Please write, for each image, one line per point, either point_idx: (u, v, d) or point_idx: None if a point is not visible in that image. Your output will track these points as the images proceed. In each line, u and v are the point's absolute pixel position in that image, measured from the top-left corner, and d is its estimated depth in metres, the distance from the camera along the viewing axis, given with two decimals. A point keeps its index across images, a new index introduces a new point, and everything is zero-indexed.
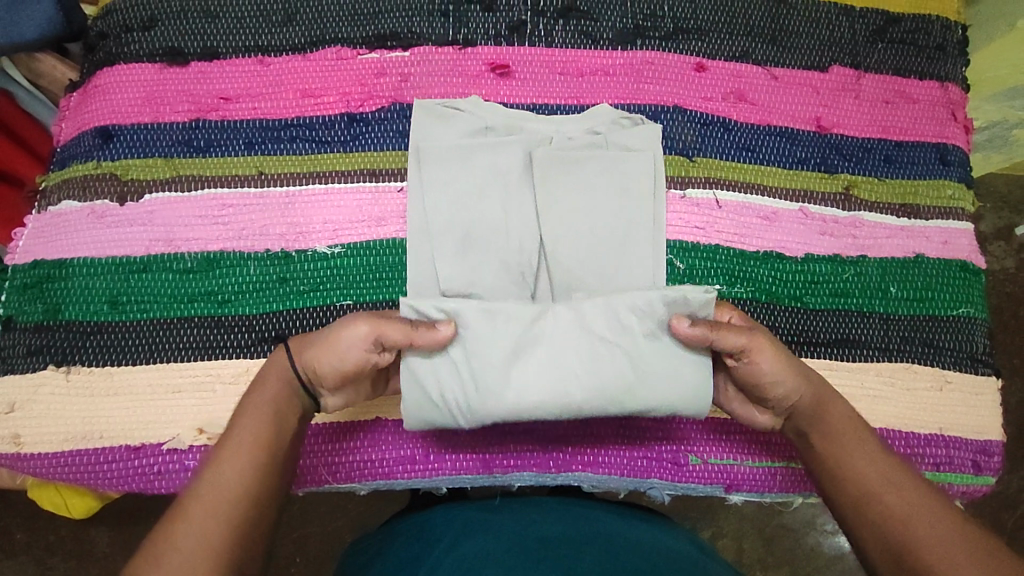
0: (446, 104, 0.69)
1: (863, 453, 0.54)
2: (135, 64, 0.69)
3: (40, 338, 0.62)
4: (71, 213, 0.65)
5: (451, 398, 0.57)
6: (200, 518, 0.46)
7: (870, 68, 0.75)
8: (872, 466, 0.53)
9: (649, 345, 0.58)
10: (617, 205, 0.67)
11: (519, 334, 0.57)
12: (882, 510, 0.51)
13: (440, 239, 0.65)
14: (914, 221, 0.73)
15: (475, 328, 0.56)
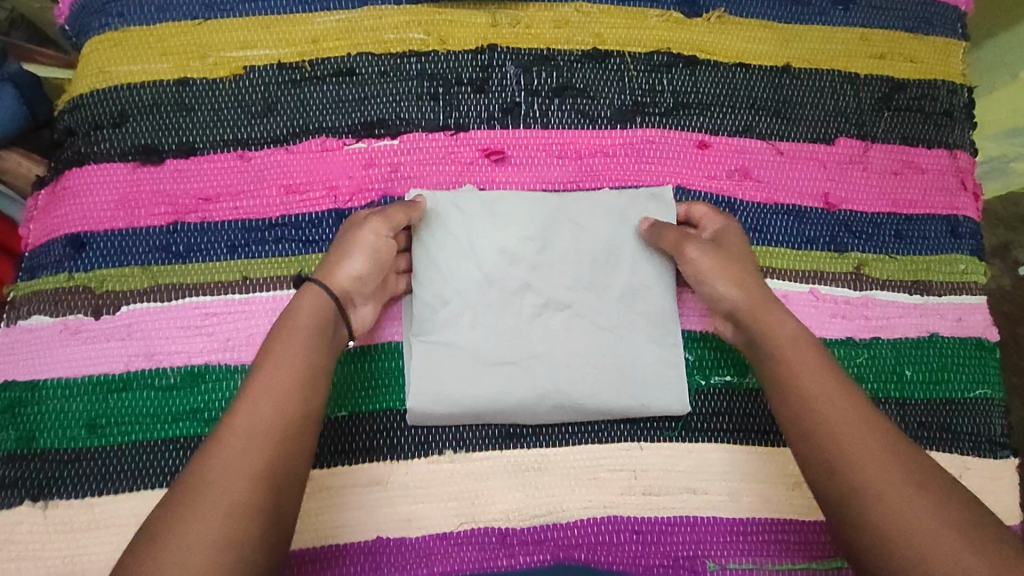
0: (443, 199, 0.65)
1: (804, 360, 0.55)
2: (107, 163, 0.65)
3: (14, 470, 0.58)
4: (43, 329, 0.61)
5: (450, 289, 0.64)
6: (227, 452, 0.47)
7: (877, 138, 0.73)
8: (814, 371, 0.54)
9: (620, 232, 0.67)
10: (614, 236, 0.66)
11: (504, 219, 0.66)
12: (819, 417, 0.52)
13: (440, 283, 0.64)
14: (927, 298, 0.70)
15: (467, 212, 0.65)
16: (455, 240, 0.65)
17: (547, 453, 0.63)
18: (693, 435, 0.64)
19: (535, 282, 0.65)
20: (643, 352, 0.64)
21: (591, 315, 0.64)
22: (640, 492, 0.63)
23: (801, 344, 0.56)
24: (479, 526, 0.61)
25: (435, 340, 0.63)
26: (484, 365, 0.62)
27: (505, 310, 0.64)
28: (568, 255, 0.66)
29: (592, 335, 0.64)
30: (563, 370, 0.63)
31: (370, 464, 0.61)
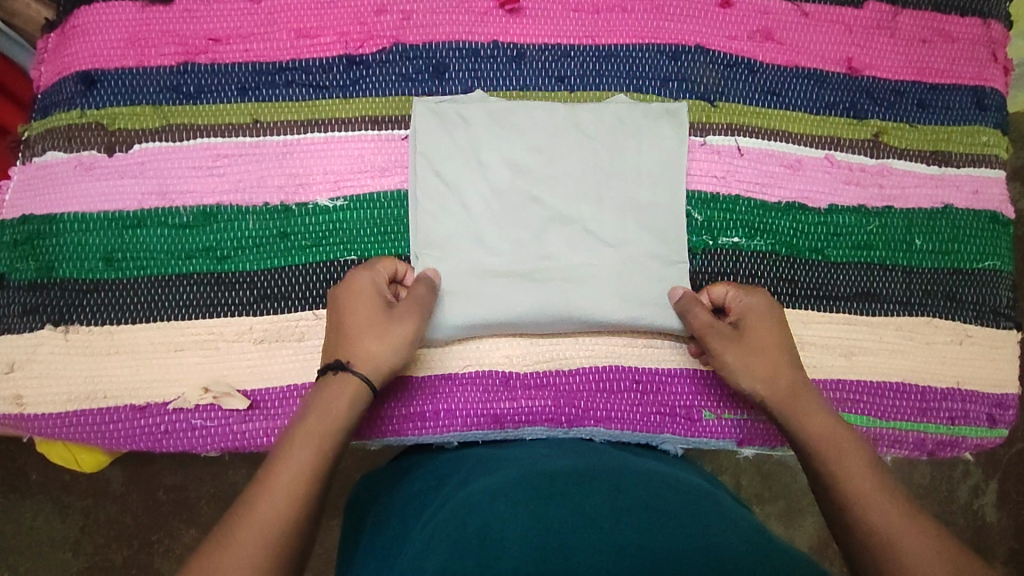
0: (446, 103, 0.64)
1: (809, 402, 0.56)
2: (116, 2, 0.64)
3: (36, 296, 0.60)
4: (58, 164, 0.62)
5: (452, 200, 0.62)
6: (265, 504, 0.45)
7: (908, 4, 0.70)
8: (822, 414, 0.55)
9: (627, 143, 0.64)
10: (621, 146, 0.64)
11: (508, 129, 0.63)
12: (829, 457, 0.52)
13: (442, 192, 0.62)
14: (945, 169, 0.69)
15: (471, 119, 0.63)
16: (459, 149, 0.63)
17: (553, 343, 0.63)
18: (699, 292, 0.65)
19: (542, 197, 0.63)
20: (644, 267, 0.63)
21: (595, 235, 0.63)
22: (642, 344, 0.64)
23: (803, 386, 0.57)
24: (484, 369, 0.63)
25: (437, 251, 0.61)
26: (489, 279, 0.61)
27: (507, 223, 0.62)
28: (577, 171, 0.64)
29: (596, 257, 0.63)
30: (565, 286, 0.62)
31: None
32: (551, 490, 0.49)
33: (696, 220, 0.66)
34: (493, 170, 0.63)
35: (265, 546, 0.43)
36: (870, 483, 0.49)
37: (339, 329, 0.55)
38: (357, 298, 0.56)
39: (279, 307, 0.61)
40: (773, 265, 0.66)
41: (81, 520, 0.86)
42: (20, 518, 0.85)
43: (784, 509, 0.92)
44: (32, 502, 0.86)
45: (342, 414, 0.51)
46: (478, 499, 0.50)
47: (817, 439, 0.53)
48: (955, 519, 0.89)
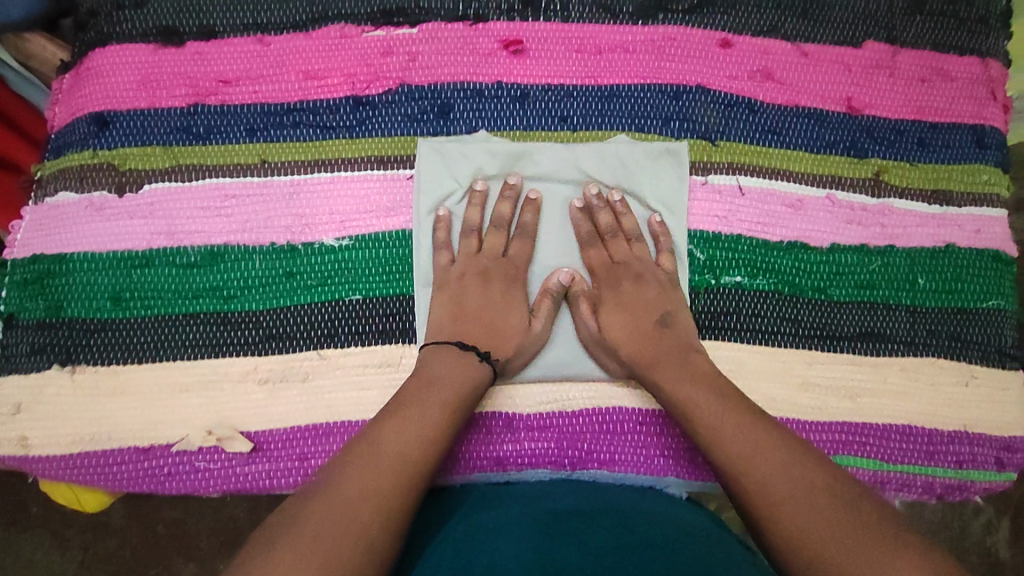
0: (453, 143, 0.65)
1: (753, 437, 0.51)
2: (127, 44, 0.65)
3: (44, 336, 0.61)
4: (68, 205, 0.63)
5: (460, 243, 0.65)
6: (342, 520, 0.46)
7: (906, 44, 0.71)
8: (770, 448, 0.50)
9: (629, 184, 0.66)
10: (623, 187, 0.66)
11: (511, 171, 0.66)
12: (773, 501, 0.47)
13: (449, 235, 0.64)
14: (946, 208, 0.69)
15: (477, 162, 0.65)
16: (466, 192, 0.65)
17: (554, 385, 0.64)
18: (702, 332, 0.65)
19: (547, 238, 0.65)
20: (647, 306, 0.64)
21: (606, 262, 0.65)
22: None
23: (750, 419, 0.53)
24: (487, 410, 0.63)
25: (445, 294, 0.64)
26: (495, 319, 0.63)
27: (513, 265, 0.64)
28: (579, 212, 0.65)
29: (605, 282, 0.65)
30: (564, 327, 0.65)
31: (383, 346, 0.62)
32: (556, 532, 0.50)
33: (699, 259, 0.66)
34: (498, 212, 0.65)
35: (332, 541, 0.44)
36: (823, 525, 0.45)
37: (470, 318, 0.62)
38: (497, 297, 0.63)
39: (283, 347, 0.61)
40: (776, 305, 0.66)
41: (82, 554, 0.86)
42: (23, 550, 0.86)
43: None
44: (35, 534, 0.86)
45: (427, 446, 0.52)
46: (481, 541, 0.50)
47: (752, 487, 0.49)
48: (963, 556, 0.88)
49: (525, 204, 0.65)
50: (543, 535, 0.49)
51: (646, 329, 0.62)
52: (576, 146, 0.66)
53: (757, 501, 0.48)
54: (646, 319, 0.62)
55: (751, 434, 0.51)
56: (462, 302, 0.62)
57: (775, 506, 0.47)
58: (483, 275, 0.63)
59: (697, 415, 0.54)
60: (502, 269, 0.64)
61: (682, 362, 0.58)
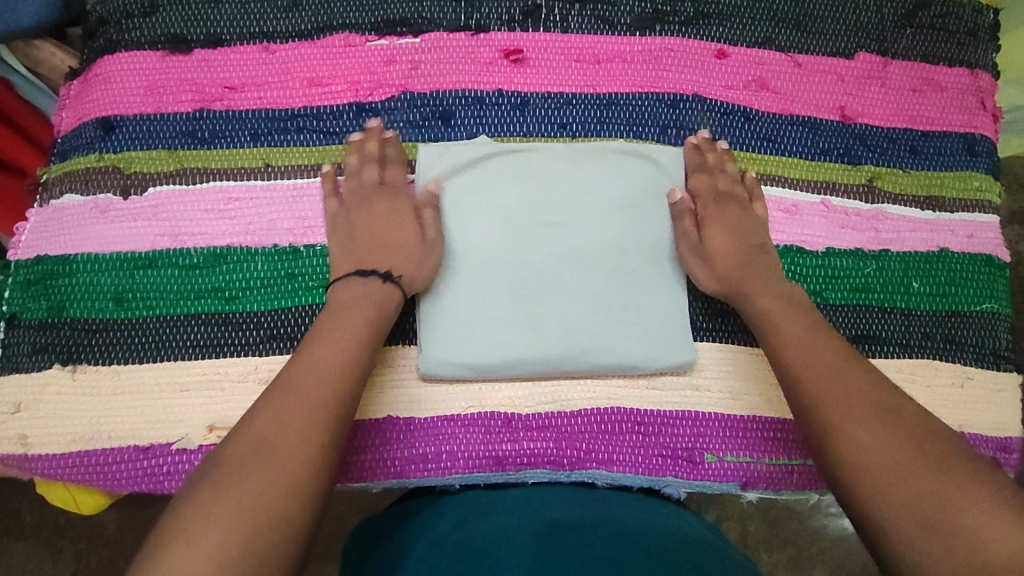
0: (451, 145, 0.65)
1: (827, 366, 0.52)
2: (136, 52, 0.66)
3: (46, 336, 0.61)
4: (73, 207, 0.63)
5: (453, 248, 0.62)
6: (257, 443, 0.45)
7: (897, 55, 0.73)
8: (848, 367, 0.52)
9: (628, 181, 0.65)
10: (620, 183, 0.65)
11: (506, 168, 0.65)
12: (841, 418, 0.48)
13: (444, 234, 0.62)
14: (939, 214, 0.70)
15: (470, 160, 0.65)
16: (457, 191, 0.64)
17: (555, 384, 0.63)
18: (700, 334, 0.65)
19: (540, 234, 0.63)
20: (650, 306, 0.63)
21: (710, 188, 0.66)
22: (644, 385, 0.64)
23: (831, 350, 0.54)
24: (486, 410, 0.63)
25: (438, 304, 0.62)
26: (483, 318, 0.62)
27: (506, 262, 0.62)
28: (581, 210, 0.64)
29: (706, 205, 0.65)
30: (563, 321, 0.62)
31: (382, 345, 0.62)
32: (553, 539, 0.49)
33: None
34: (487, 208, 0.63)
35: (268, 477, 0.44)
36: (889, 450, 0.46)
37: (369, 241, 0.60)
38: (384, 215, 0.61)
39: (283, 348, 0.62)
40: None
41: (75, 563, 0.85)
42: (15, 559, 0.84)
43: (794, 554, 0.90)
44: (27, 543, 0.85)
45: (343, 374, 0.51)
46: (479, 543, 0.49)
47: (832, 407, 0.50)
48: None
49: (386, 141, 0.64)
50: (540, 543, 0.48)
51: (743, 250, 0.63)
52: (571, 147, 0.66)
53: (830, 415, 0.49)
54: (745, 242, 0.63)
55: (826, 366, 0.52)
56: (351, 234, 0.61)
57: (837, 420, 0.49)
58: (364, 204, 0.62)
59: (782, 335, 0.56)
60: (383, 194, 0.62)
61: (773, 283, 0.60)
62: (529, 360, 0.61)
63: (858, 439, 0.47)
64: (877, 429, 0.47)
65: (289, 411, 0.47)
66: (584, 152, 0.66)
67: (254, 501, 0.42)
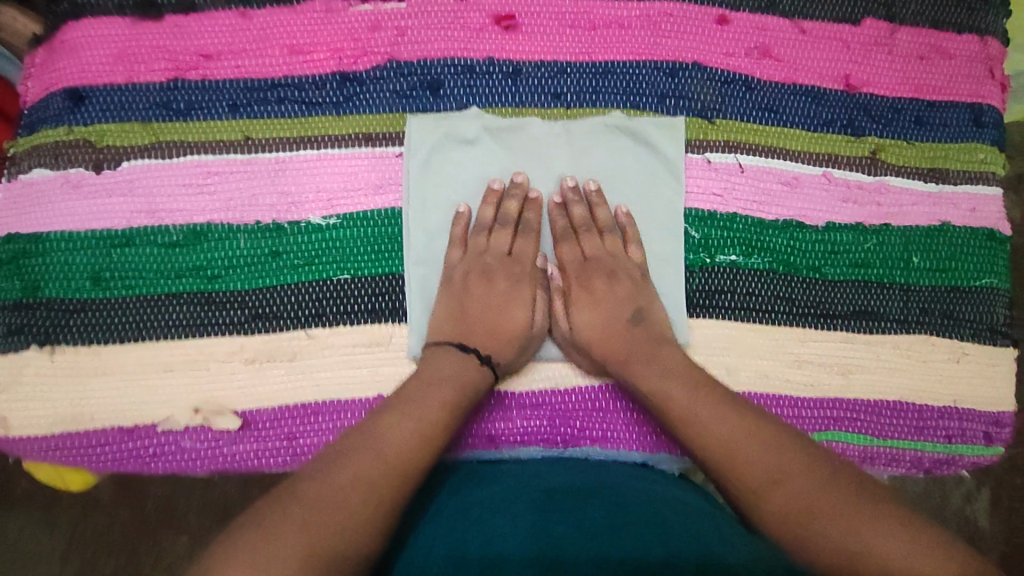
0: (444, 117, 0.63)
1: (721, 416, 0.51)
2: (105, 17, 0.63)
3: (21, 316, 0.59)
4: (44, 182, 0.61)
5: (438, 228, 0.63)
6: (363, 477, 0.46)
7: (904, 21, 0.70)
8: (722, 416, 0.51)
9: (625, 160, 0.65)
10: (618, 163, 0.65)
11: (498, 147, 0.63)
12: (738, 468, 0.48)
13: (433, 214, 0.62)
14: (943, 187, 0.68)
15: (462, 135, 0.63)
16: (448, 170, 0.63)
17: (551, 361, 0.63)
18: (696, 311, 0.64)
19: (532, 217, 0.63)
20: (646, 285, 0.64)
21: (578, 258, 0.63)
22: None
23: (708, 396, 0.53)
24: None
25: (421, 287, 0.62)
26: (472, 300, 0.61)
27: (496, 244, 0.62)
28: (572, 191, 0.63)
29: (575, 278, 0.62)
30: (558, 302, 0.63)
31: (373, 325, 0.60)
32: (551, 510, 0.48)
33: (694, 238, 0.65)
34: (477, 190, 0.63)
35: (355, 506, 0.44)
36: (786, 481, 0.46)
37: (476, 320, 0.59)
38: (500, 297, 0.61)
39: (269, 328, 0.60)
40: (770, 284, 0.65)
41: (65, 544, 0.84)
42: None
43: None
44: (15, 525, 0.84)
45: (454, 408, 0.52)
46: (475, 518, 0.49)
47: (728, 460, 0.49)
48: None
49: (529, 202, 0.62)
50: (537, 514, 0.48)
51: (620, 308, 0.60)
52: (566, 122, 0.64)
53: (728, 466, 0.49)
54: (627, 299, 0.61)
55: (716, 414, 0.51)
56: (483, 308, 0.60)
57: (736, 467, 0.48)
58: (487, 272, 0.61)
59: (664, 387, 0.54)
60: (505, 268, 0.61)
61: (654, 349, 0.58)
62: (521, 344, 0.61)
63: (769, 491, 0.46)
64: (788, 475, 0.46)
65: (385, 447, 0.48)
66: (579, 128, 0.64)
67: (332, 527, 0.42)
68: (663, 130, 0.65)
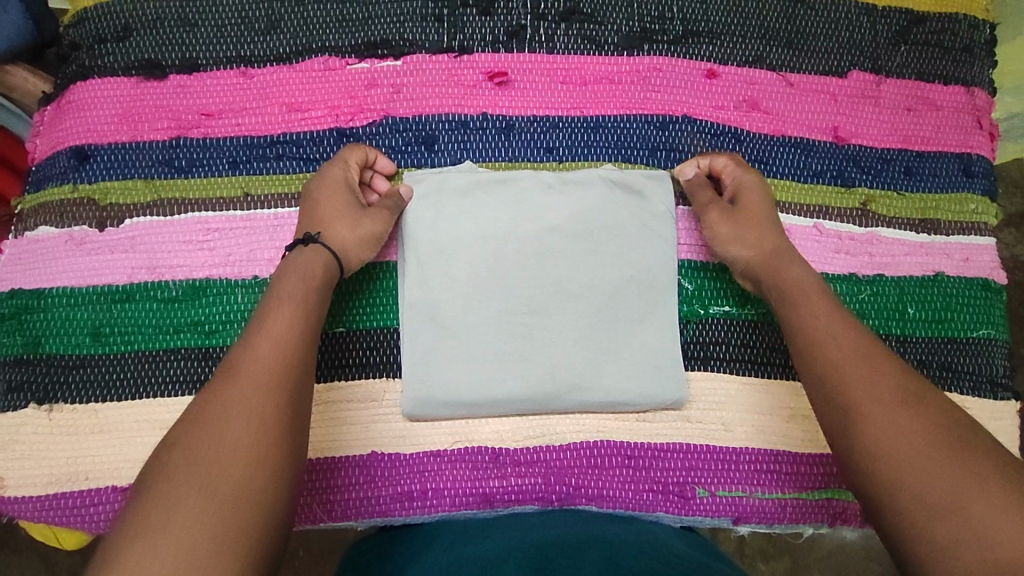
0: (437, 172, 0.64)
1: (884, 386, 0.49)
2: (110, 77, 0.65)
3: (22, 373, 0.60)
4: (48, 240, 0.62)
5: (434, 285, 0.62)
6: (217, 416, 0.45)
7: (891, 73, 0.71)
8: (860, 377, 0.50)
9: (617, 211, 0.64)
10: (609, 213, 0.64)
11: (493, 197, 0.63)
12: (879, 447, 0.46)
13: (427, 269, 0.62)
14: (934, 237, 0.69)
15: (453, 189, 0.63)
16: (440, 225, 0.62)
17: (545, 419, 0.62)
18: (689, 363, 0.64)
19: (528, 270, 0.62)
20: (640, 342, 0.63)
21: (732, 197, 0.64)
22: (634, 419, 0.63)
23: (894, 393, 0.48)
24: (473, 445, 0.62)
25: (421, 347, 0.61)
26: (471, 356, 0.61)
27: (491, 300, 0.62)
28: (567, 242, 0.63)
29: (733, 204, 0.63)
30: (555, 363, 0.61)
31: (368, 380, 0.62)
32: None
33: (686, 289, 0.65)
34: (472, 244, 0.62)
35: (210, 448, 0.44)
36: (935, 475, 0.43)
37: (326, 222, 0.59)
38: (344, 208, 0.60)
39: None
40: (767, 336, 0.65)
41: None
42: None
43: None
44: None
45: (306, 300, 0.53)
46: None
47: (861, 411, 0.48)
48: None
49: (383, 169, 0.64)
50: None
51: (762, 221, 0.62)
52: (555, 175, 0.65)
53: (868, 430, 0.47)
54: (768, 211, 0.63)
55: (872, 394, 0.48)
56: (323, 215, 0.59)
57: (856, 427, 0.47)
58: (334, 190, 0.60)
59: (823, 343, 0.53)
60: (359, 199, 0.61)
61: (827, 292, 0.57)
62: (519, 397, 0.61)
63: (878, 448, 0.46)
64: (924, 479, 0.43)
65: (238, 415, 0.45)
66: (568, 181, 0.64)
67: (229, 481, 0.42)
68: (652, 182, 0.65)
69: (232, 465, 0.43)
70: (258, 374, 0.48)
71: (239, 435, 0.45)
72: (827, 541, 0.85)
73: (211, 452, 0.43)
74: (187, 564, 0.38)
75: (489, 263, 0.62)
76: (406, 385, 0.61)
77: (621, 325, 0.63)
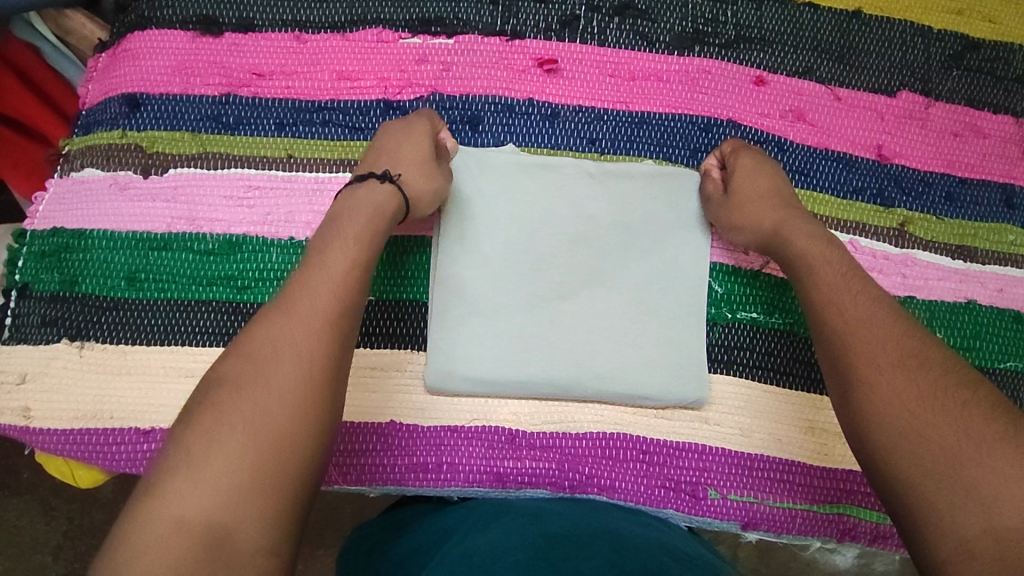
0: (478, 152, 0.64)
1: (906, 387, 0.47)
2: (167, 30, 0.66)
3: (56, 309, 0.61)
4: (94, 182, 0.63)
5: (465, 264, 0.62)
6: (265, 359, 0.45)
7: (941, 97, 0.71)
8: (888, 384, 0.47)
9: (653, 206, 0.64)
10: (644, 207, 0.64)
11: (531, 181, 0.64)
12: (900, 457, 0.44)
13: (460, 247, 0.62)
14: (969, 264, 0.68)
15: (492, 170, 0.64)
16: (477, 205, 0.63)
17: (562, 406, 0.63)
18: (713, 365, 0.64)
19: (559, 256, 0.63)
20: (665, 337, 0.63)
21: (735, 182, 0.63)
22: (652, 414, 0.63)
23: (928, 398, 0.46)
24: (491, 424, 0.62)
25: (448, 323, 0.62)
26: (496, 336, 0.62)
27: (519, 283, 0.62)
28: (600, 232, 0.64)
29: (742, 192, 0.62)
30: (582, 350, 0.62)
31: (391, 350, 0.62)
32: None
33: (716, 292, 0.65)
34: (506, 225, 0.63)
35: (255, 392, 0.44)
36: (964, 484, 0.41)
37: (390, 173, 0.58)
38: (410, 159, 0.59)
39: None
40: (790, 346, 0.65)
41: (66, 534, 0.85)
42: None
43: None
44: None
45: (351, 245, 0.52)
46: (476, 555, 0.47)
47: (888, 422, 0.46)
48: None
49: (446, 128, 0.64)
50: None
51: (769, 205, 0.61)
52: (595, 163, 0.65)
53: (870, 431, 0.47)
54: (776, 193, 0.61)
55: (899, 395, 0.46)
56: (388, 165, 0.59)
57: (884, 434, 0.46)
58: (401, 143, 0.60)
59: (849, 345, 0.50)
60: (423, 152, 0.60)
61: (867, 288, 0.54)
62: (540, 381, 0.61)
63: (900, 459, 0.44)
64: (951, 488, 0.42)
65: (285, 364, 0.45)
66: (606, 170, 0.65)
67: (271, 428, 0.43)
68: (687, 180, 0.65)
69: (278, 406, 0.44)
70: (312, 322, 0.47)
71: (284, 382, 0.45)
72: (827, 562, 0.84)
73: (257, 395, 0.44)
74: (226, 506, 0.40)
75: (522, 246, 0.63)
76: (430, 358, 0.61)
77: (647, 320, 0.63)
